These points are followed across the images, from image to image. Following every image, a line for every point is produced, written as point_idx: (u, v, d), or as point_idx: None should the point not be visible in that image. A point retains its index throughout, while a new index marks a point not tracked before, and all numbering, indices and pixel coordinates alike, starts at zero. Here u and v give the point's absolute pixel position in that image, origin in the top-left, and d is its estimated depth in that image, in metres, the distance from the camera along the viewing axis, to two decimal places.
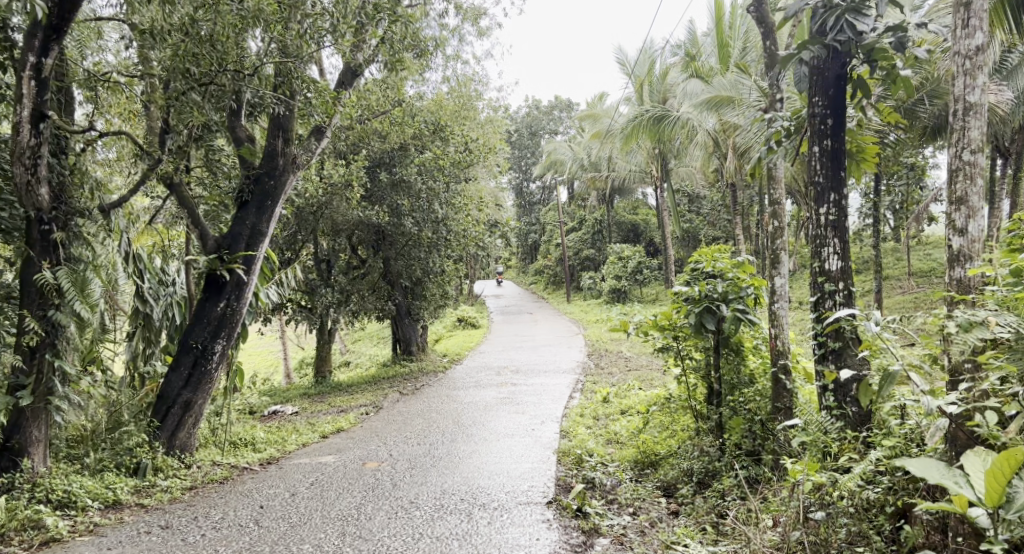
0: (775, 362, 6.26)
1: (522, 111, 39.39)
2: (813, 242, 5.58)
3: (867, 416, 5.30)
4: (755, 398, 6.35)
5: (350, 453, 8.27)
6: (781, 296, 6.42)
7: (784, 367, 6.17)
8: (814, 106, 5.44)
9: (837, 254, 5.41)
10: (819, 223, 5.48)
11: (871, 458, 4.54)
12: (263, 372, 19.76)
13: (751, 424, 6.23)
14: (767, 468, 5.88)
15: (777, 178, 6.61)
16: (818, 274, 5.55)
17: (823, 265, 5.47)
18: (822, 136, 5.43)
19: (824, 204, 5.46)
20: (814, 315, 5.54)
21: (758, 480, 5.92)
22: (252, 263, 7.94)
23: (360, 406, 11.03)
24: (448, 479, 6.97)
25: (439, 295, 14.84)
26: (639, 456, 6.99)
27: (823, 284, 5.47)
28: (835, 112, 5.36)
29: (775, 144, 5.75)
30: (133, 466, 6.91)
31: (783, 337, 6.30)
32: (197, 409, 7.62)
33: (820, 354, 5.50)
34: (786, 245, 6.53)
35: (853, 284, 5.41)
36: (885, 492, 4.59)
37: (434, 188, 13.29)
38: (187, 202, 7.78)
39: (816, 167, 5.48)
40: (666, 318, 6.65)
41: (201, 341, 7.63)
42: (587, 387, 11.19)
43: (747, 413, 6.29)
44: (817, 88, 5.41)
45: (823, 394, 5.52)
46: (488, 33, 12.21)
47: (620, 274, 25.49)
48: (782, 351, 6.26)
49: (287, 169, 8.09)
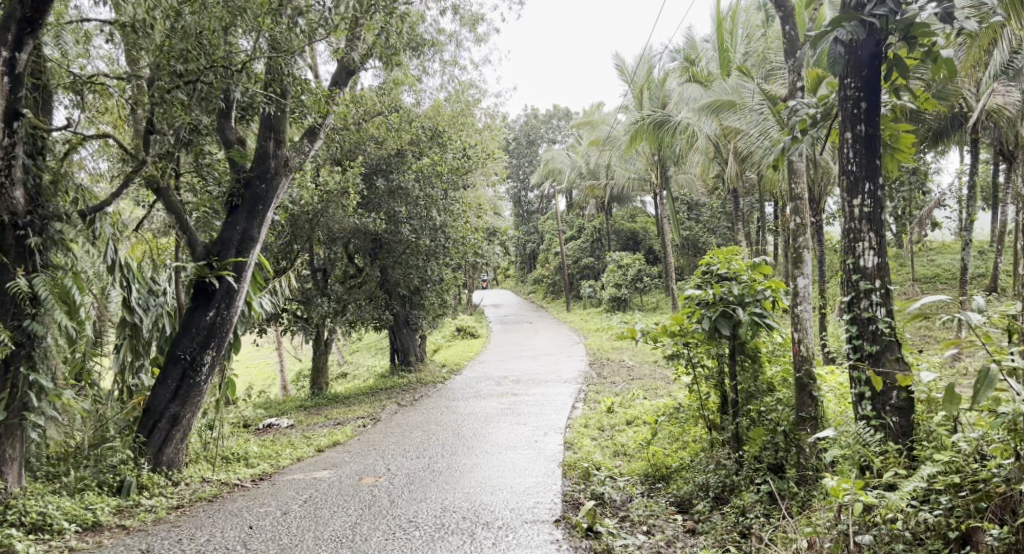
0: (799, 368, 5.93)
1: (520, 120, 39.20)
2: (846, 237, 5.27)
3: (908, 427, 4.96)
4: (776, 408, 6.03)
5: (347, 467, 7.92)
6: (804, 297, 6.20)
7: (809, 374, 5.85)
8: (846, 88, 5.15)
9: (873, 249, 5.11)
10: (853, 216, 5.18)
11: (924, 473, 4.37)
12: (260, 384, 19.43)
13: (773, 436, 5.90)
14: (791, 482, 5.56)
15: (798, 173, 6.31)
16: (850, 272, 5.24)
17: (858, 262, 5.17)
18: (856, 122, 5.13)
19: (858, 196, 5.16)
20: (847, 316, 5.22)
21: (783, 496, 5.57)
22: (243, 270, 7.61)
23: (358, 418, 10.69)
24: (448, 495, 6.62)
25: (438, 304, 14.52)
26: (649, 470, 6.68)
27: (858, 282, 5.16)
28: (869, 94, 5.07)
29: (799, 134, 5.36)
30: (117, 484, 6.58)
31: (806, 341, 6.01)
32: (185, 423, 7.28)
33: (855, 359, 5.18)
34: (808, 244, 6.23)
35: (891, 282, 5.09)
36: (944, 515, 4.30)
37: (431, 195, 12.98)
38: (175, 206, 7.43)
39: (849, 155, 5.19)
40: (677, 324, 6.33)
41: (189, 352, 7.30)
42: (591, 397, 10.84)
43: (769, 424, 5.96)
44: (850, 68, 5.12)
45: (858, 402, 5.19)
46: (487, 36, 11.90)
47: (620, 281, 25.20)
48: (805, 357, 5.94)
49: (280, 172, 7.78)
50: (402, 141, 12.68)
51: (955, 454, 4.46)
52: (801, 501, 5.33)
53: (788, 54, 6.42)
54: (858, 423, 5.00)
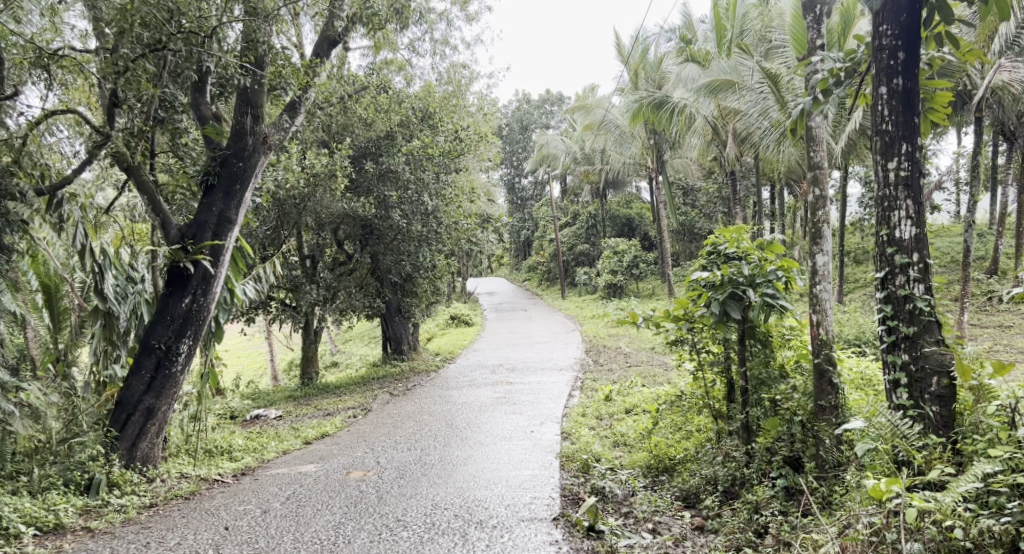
0: (818, 353, 5.54)
1: (513, 105, 38.68)
2: (880, 205, 4.89)
3: (950, 417, 4.62)
4: (792, 396, 5.66)
5: (334, 460, 7.54)
6: (824, 276, 5.74)
7: (828, 359, 5.46)
8: (882, 36, 4.76)
9: (910, 219, 4.72)
10: (887, 181, 4.80)
11: (982, 472, 4.09)
12: (250, 374, 19.02)
13: (789, 426, 5.53)
14: (810, 478, 5.21)
15: (818, 139, 5.84)
16: (884, 245, 4.87)
17: (893, 234, 4.79)
18: (892, 75, 4.74)
19: (893, 158, 4.77)
20: (882, 294, 4.87)
21: (799, 491, 5.23)
22: (221, 255, 7.20)
23: (349, 408, 10.32)
24: (439, 490, 6.27)
25: (430, 291, 14.12)
26: (652, 461, 6.34)
27: (893, 256, 4.78)
28: (907, 43, 4.68)
29: (823, 95, 4.96)
30: (85, 483, 6.20)
31: (826, 324, 5.61)
32: (161, 416, 6.91)
33: (889, 342, 4.83)
34: (827, 218, 5.81)
35: (930, 256, 4.73)
36: (1015, 524, 3.98)
37: (422, 178, 12.42)
38: (148, 186, 7.02)
39: (884, 114, 4.79)
40: (682, 308, 5.98)
41: (164, 341, 6.90)
42: (588, 385, 10.46)
43: (785, 415, 5.59)
44: (887, 14, 4.73)
45: (892, 390, 4.85)
46: (479, 14, 11.42)
47: (616, 268, 24.81)
48: (824, 342, 5.54)
49: (258, 149, 7.34)
50: (391, 123, 12.24)
51: (1015, 451, 4.19)
52: (821, 497, 4.99)
53: (806, 11, 6.02)
54: (893, 413, 4.66)
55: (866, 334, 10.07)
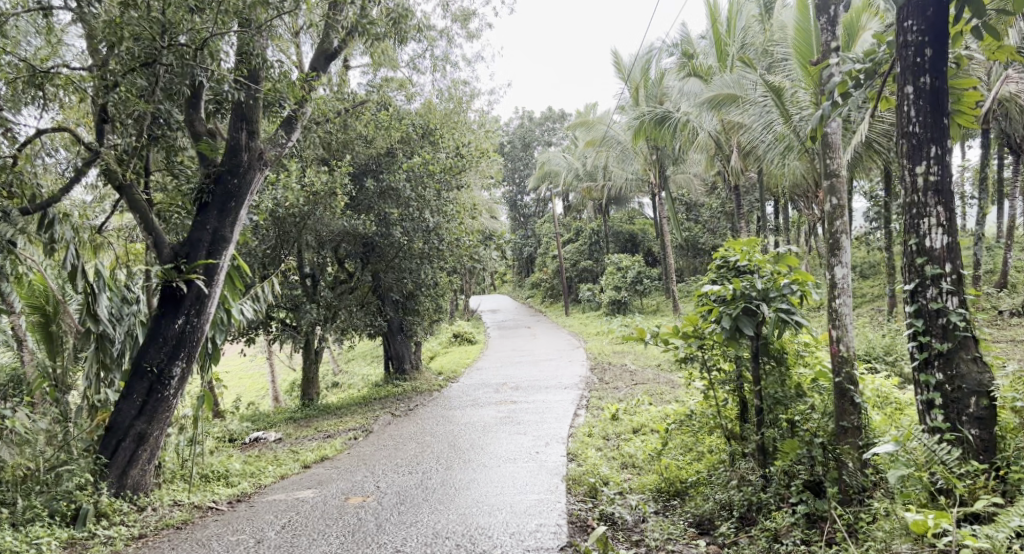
0: (839, 371, 5.29)
1: (515, 123, 38.66)
2: (907, 212, 4.68)
3: (990, 442, 4.42)
4: (812, 415, 5.40)
5: (333, 486, 7.29)
6: (844, 289, 5.50)
7: (850, 377, 5.22)
8: (908, 32, 4.57)
9: (941, 227, 4.52)
10: (915, 187, 4.59)
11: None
12: (251, 395, 18.73)
13: (810, 448, 5.28)
14: (834, 503, 4.97)
15: (834, 146, 5.62)
16: (913, 255, 4.64)
17: (924, 244, 4.57)
18: (919, 73, 4.55)
19: (922, 162, 4.56)
20: (911, 308, 4.64)
21: (821, 517, 4.99)
22: (215, 273, 7.00)
23: (350, 430, 10.06)
24: (441, 518, 6.04)
25: (432, 309, 13.91)
26: (662, 484, 6.11)
27: (923, 267, 4.56)
28: (934, 39, 4.50)
29: (841, 97, 4.93)
30: (72, 513, 5.96)
31: (847, 340, 5.36)
32: (153, 441, 6.69)
33: (922, 359, 4.60)
34: (845, 228, 5.58)
35: (963, 266, 4.51)
36: None
37: (423, 195, 12.22)
38: (140, 205, 6.86)
39: (910, 114, 4.60)
40: (691, 324, 5.81)
41: (156, 364, 6.70)
42: (594, 403, 10.20)
43: (805, 436, 5.35)
44: (912, 8, 4.55)
45: (925, 411, 4.62)
46: (479, 30, 11.32)
47: (620, 284, 24.55)
48: (845, 359, 5.30)
49: (253, 165, 7.19)
50: (391, 140, 12.08)
51: None
52: (847, 524, 4.75)
53: (818, 13, 5.87)
54: (929, 436, 4.43)
55: (878, 349, 9.80)
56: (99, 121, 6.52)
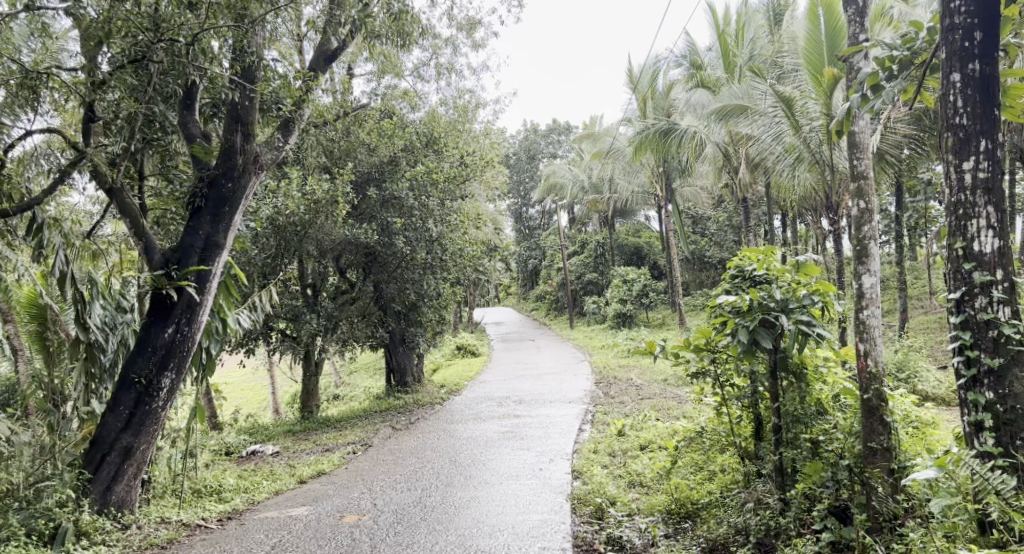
0: (867, 388, 4.98)
1: (521, 135, 38.58)
2: (952, 213, 4.38)
3: None
4: (837, 435, 5.12)
5: (330, 503, 6.99)
6: (871, 300, 5.19)
7: (879, 395, 4.92)
8: (955, 14, 4.28)
9: (992, 231, 4.22)
10: (963, 185, 4.29)
11: None
12: (252, 407, 18.46)
13: (834, 470, 5.04)
14: (860, 530, 4.68)
15: (862, 146, 5.33)
16: (959, 261, 4.35)
17: (971, 247, 4.28)
18: (967, 59, 4.26)
19: (970, 158, 4.27)
20: (956, 318, 4.35)
21: (847, 546, 4.70)
22: (207, 280, 6.74)
23: (349, 444, 9.77)
24: (439, 539, 5.79)
25: (435, 321, 13.62)
26: (672, 506, 5.83)
27: (971, 273, 4.27)
28: (984, 23, 4.22)
29: (871, 90, 4.68)
30: (50, 531, 5.67)
31: (875, 355, 5.08)
32: (139, 456, 6.42)
33: (970, 376, 4.30)
34: (874, 234, 5.29)
35: (1015, 273, 4.22)
36: None
37: (427, 205, 11.96)
38: (131, 209, 6.63)
39: (957, 105, 4.30)
40: (705, 337, 5.54)
41: (145, 375, 6.43)
42: (599, 418, 9.89)
43: (830, 457, 5.07)
44: None
45: (975, 434, 4.31)
46: (485, 38, 11.12)
47: (625, 297, 24.24)
48: (874, 375, 5.01)
49: (248, 169, 6.95)
50: (395, 148, 11.86)
51: None
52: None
53: (847, 4, 5.65)
54: (977, 459, 4.12)
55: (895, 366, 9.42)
56: (86, 121, 6.27)
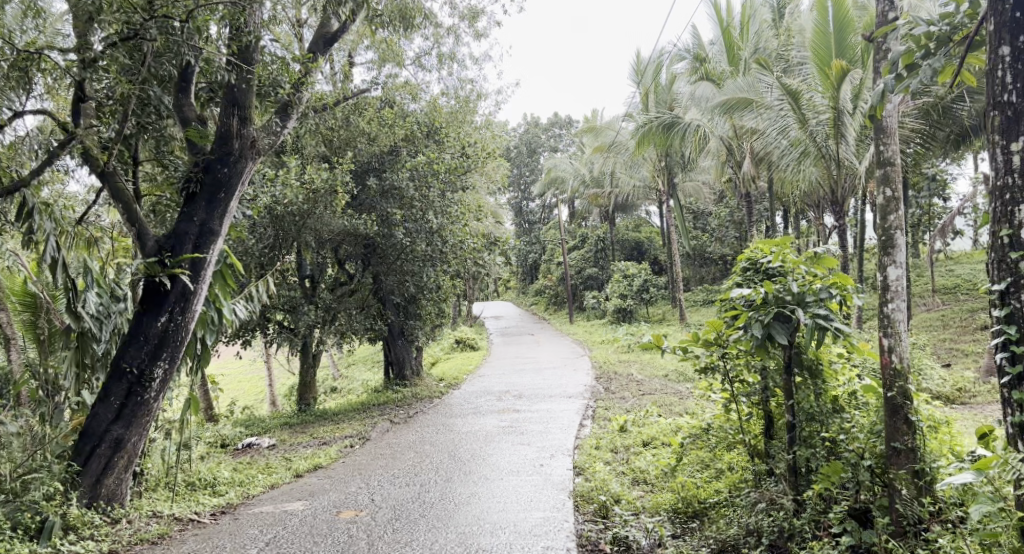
0: (891, 386, 4.80)
1: (521, 128, 38.38)
2: (997, 198, 4.14)
3: None
4: (858, 434, 4.95)
5: (326, 498, 6.80)
6: (897, 292, 4.95)
7: (904, 393, 4.73)
8: None
9: None
10: (1010, 168, 4.04)
11: None
12: (248, 399, 18.27)
13: (855, 471, 4.87)
14: (880, 534, 4.57)
15: (890, 131, 5.07)
16: (1003, 250, 4.11)
17: (1018, 235, 4.03)
18: (1017, 31, 4.01)
19: (1019, 138, 4.02)
20: (1000, 310, 4.12)
21: (868, 550, 4.57)
22: (202, 268, 6.55)
23: (347, 437, 9.59)
24: (438, 537, 5.62)
25: (435, 314, 13.42)
26: (678, 505, 5.66)
27: (1017, 263, 4.04)
28: None
29: (907, 70, 4.41)
30: (36, 526, 5.52)
31: (899, 350, 4.87)
32: (130, 448, 6.24)
33: (1014, 372, 4.09)
34: (900, 223, 5.04)
35: None
36: None
37: (427, 196, 11.74)
38: (123, 194, 6.44)
39: (1006, 81, 4.04)
40: (715, 331, 5.36)
41: (137, 364, 6.25)
42: (600, 414, 9.70)
43: (850, 458, 4.91)
44: None
45: (1017, 435, 4.09)
46: (487, 28, 10.90)
47: (625, 292, 24.00)
48: (898, 372, 4.81)
49: (244, 154, 6.74)
50: (395, 138, 11.67)
51: None
52: None
53: None
54: (1017, 460, 3.93)
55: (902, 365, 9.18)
56: (75, 102, 6.08)
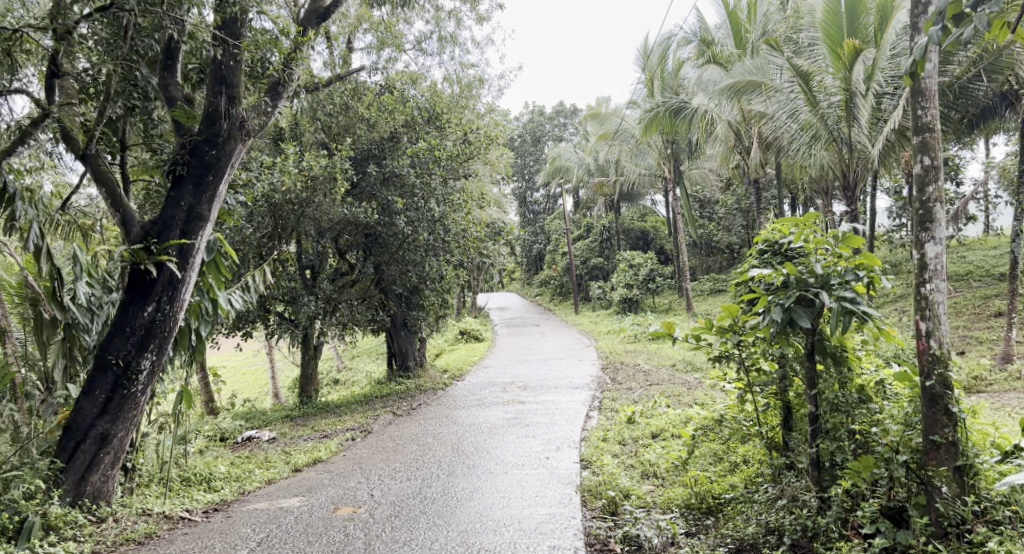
0: (929, 374, 4.48)
1: (525, 117, 38.02)
2: None
3: None
4: (892, 427, 4.66)
5: (324, 494, 6.53)
6: (936, 272, 4.59)
7: (943, 382, 4.42)
8: None
9: None
10: None
11: None
12: (251, 392, 18.03)
13: (888, 467, 4.59)
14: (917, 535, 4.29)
15: (929, 94, 4.65)
16: None
17: None
18: None
19: None
20: None
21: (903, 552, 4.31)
22: (190, 256, 6.26)
23: (348, 430, 9.30)
24: (438, 536, 5.34)
25: (438, 304, 13.11)
26: (692, 500, 5.37)
27: None
28: None
29: (954, 22, 3.96)
30: (15, 526, 5.26)
31: (938, 334, 4.54)
32: (117, 444, 5.98)
33: None
34: (939, 196, 4.66)
35: None
36: None
37: (428, 183, 11.42)
38: (108, 178, 6.16)
39: None
40: (731, 317, 5.08)
41: (123, 356, 5.97)
42: (608, 405, 9.38)
43: (883, 453, 4.63)
44: None
45: None
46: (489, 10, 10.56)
47: (632, 282, 23.58)
48: (937, 358, 4.49)
49: (234, 135, 6.44)
50: (395, 123, 11.37)
51: None
52: None
53: None
54: None
55: None
56: (47, 79, 5.90)
